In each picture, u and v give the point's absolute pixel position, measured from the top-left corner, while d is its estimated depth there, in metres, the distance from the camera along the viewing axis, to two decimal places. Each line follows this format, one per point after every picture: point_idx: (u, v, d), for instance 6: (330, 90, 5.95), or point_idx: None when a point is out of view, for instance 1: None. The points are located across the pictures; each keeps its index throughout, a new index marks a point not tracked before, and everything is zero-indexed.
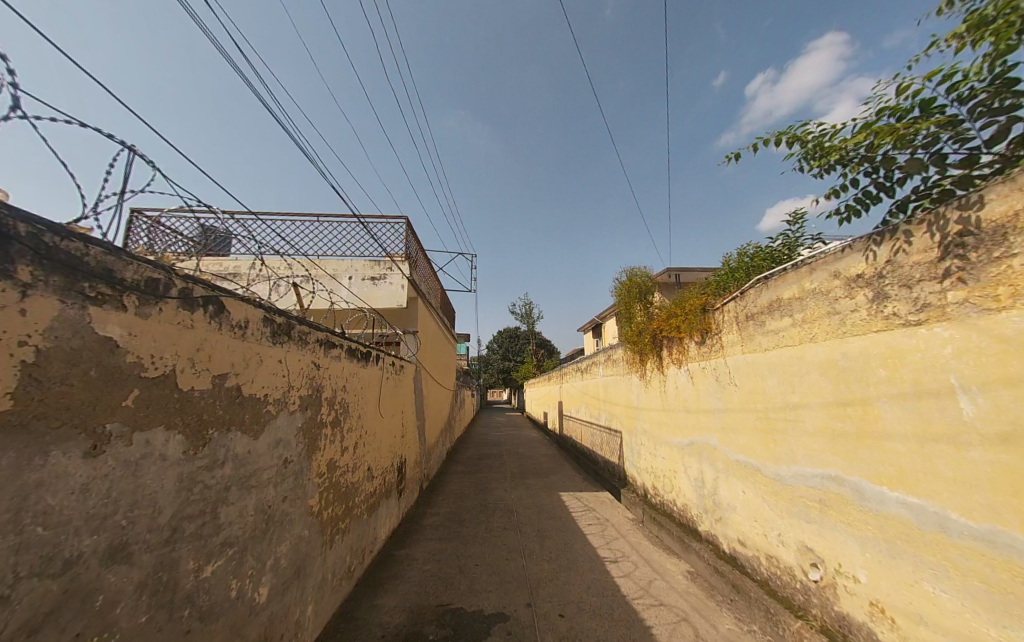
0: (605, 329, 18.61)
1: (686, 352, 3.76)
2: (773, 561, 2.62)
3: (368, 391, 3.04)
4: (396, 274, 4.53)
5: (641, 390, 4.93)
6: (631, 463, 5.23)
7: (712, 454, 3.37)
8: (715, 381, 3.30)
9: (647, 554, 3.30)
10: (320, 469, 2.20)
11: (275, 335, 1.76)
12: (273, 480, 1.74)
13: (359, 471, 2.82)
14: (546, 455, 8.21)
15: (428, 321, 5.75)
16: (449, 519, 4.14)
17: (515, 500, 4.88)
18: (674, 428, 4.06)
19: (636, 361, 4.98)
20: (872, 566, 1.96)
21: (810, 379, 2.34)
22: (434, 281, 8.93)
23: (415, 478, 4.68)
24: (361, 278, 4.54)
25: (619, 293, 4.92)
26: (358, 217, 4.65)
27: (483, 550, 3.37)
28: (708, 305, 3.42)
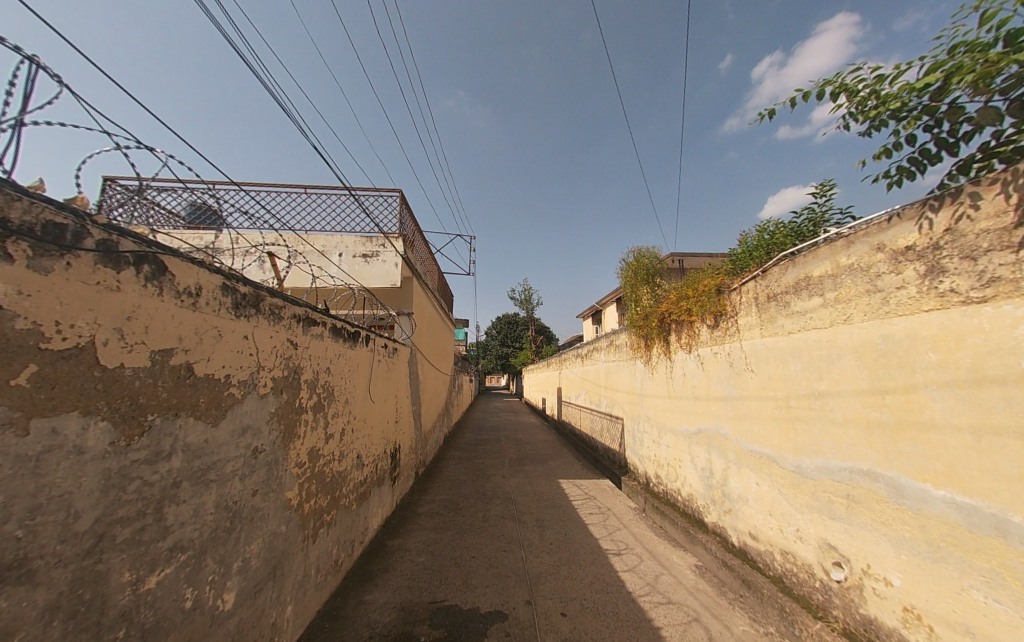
0: (605, 315, 18.37)
1: (697, 336, 3.53)
2: (790, 557, 2.46)
3: (357, 373, 2.82)
4: (389, 251, 4.24)
5: (646, 377, 4.72)
6: (633, 451, 5.07)
7: (722, 443, 3.19)
8: (729, 367, 3.10)
9: (652, 546, 3.16)
10: (300, 458, 1.99)
11: (238, 307, 1.51)
12: (239, 473, 1.52)
13: (347, 459, 2.62)
14: (546, 441, 8.09)
15: (424, 303, 5.50)
16: (445, 507, 3.99)
17: (513, 488, 4.72)
18: (680, 416, 3.88)
19: (641, 345, 4.76)
20: (908, 569, 1.78)
21: (841, 364, 2.12)
22: (431, 263, 8.63)
23: (410, 464, 4.51)
24: (352, 255, 4.24)
25: (625, 274, 4.68)
26: (349, 190, 4.33)
27: (480, 541, 3.21)
28: (723, 285, 3.17)
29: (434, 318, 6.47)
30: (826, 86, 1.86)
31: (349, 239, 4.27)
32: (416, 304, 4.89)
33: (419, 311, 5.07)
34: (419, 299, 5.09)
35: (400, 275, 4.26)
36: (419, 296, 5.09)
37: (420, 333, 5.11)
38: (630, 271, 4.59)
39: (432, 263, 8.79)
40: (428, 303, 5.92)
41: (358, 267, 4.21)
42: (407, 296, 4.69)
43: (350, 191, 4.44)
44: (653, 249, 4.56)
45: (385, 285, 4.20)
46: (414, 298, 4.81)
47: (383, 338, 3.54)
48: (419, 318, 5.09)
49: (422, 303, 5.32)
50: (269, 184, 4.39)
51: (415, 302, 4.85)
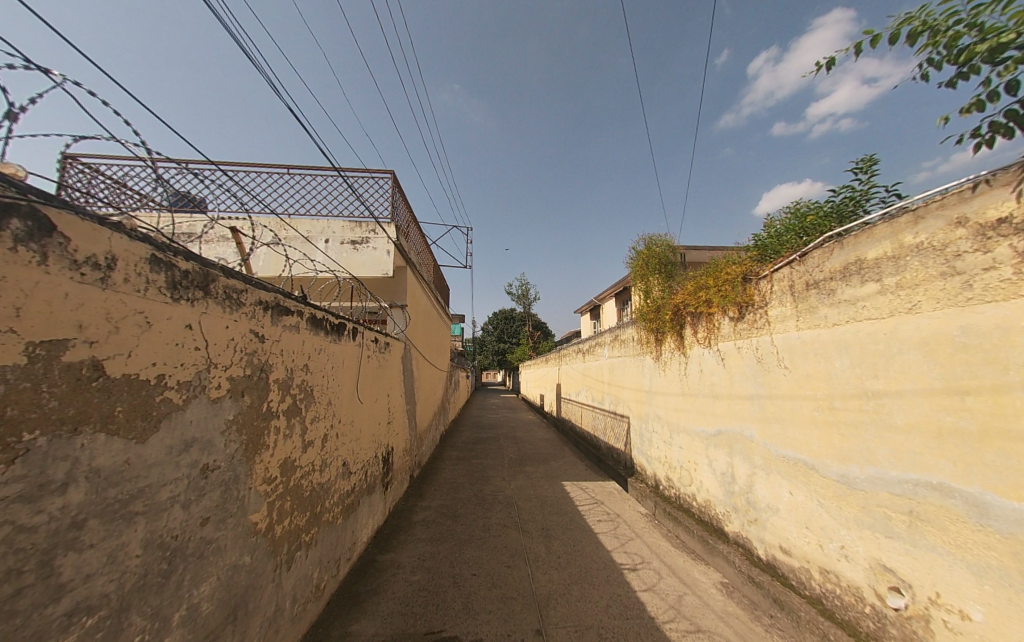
0: (603, 310, 18.13)
1: (718, 330, 3.23)
2: (832, 577, 2.19)
3: (343, 371, 2.49)
4: (380, 237, 3.89)
5: (656, 373, 4.43)
6: (641, 451, 4.80)
7: (747, 447, 2.91)
8: (756, 364, 2.81)
9: (670, 559, 2.88)
10: (270, 473, 1.67)
11: (177, 288, 1.17)
12: (182, 499, 1.20)
13: (331, 469, 2.30)
14: (546, 439, 7.81)
15: (419, 295, 5.16)
16: (442, 514, 3.68)
17: (514, 491, 4.44)
18: (695, 415, 3.60)
19: (650, 340, 4.47)
20: (994, 602, 1.50)
21: (903, 360, 1.83)
22: (426, 255, 8.26)
23: (404, 468, 4.21)
24: (339, 241, 3.88)
25: (634, 263, 4.36)
26: (337, 170, 3.95)
27: (481, 553, 2.93)
28: (750, 273, 2.87)
29: (430, 312, 6.14)
30: (903, 24, 1.55)
31: (337, 224, 3.90)
32: (410, 295, 4.55)
33: (413, 303, 4.73)
34: (413, 291, 4.77)
35: (393, 264, 3.91)
36: (414, 287, 4.75)
37: (414, 327, 4.77)
38: (639, 260, 4.27)
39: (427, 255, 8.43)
40: (423, 295, 5.57)
41: (347, 254, 3.84)
42: (400, 287, 4.34)
43: (338, 172, 4.06)
44: (664, 237, 4.23)
45: (376, 275, 3.84)
46: (409, 290, 4.46)
47: (374, 332, 3.21)
48: (414, 311, 4.77)
49: (417, 295, 4.99)
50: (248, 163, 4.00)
51: (409, 293, 4.51)
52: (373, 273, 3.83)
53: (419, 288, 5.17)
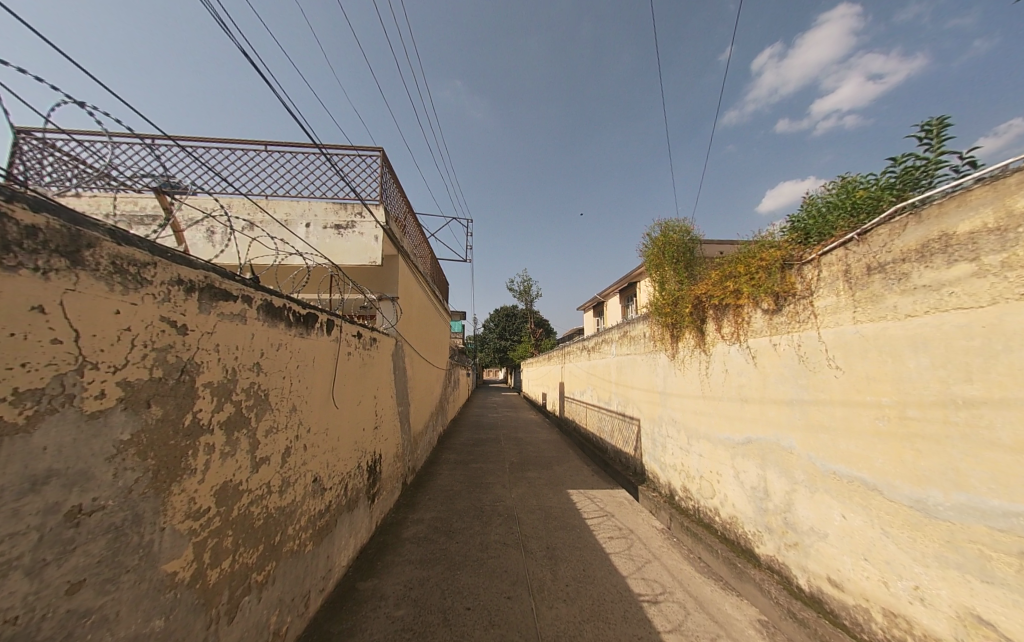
0: (607, 307, 17.74)
1: (748, 325, 2.83)
2: (903, 623, 1.80)
3: (314, 371, 2.11)
4: (367, 221, 3.48)
5: (672, 373, 4.02)
6: (653, 457, 4.42)
7: (784, 459, 2.52)
8: (797, 363, 2.41)
9: (695, 588, 2.50)
10: (200, 504, 1.29)
11: (12, 253, 0.78)
12: (28, 562, 0.81)
13: (297, 488, 1.92)
14: (549, 441, 7.43)
15: (412, 287, 4.75)
16: (435, 528, 3.31)
17: (516, 500, 4.07)
18: (719, 420, 3.21)
19: (665, 336, 4.07)
20: None
21: (1013, 360, 1.43)
22: (422, 247, 7.85)
23: (394, 476, 3.83)
24: (322, 226, 3.47)
25: (648, 251, 3.94)
26: (319, 147, 3.53)
27: (477, 579, 2.56)
28: (790, 258, 2.46)
29: (426, 307, 5.75)
30: None
31: (319, 207, 3.49)
32: (402, 287, 4.16)
33: (406, 296, 4.35)
34: (406, 283, 4.38)
35: (382, 251, 3.51)
36: (407, 278, 4.36)
37: (407, 322, 4.38)
38: (655, 247, 3.84)
39: (424, 247, 8.01)
40: (418, 288, 5.17)
41: (330, 240, 3.45)
42: (391, 277, 3.95)
43: (321, 150, 3.64)
44: (682, 221, 3.81)
45: (363, 263, 3.45)
46: (400, 281, 4.07)
47: (357, 326, 2.83)
48: (406, 304, 4.38)
49: (410, 287, 4.60)
50: (222, 140, 3.59)
51: (401, 285, 4.12)
52: (359, 262, 3.44)
53: (412, 280, 4.77)
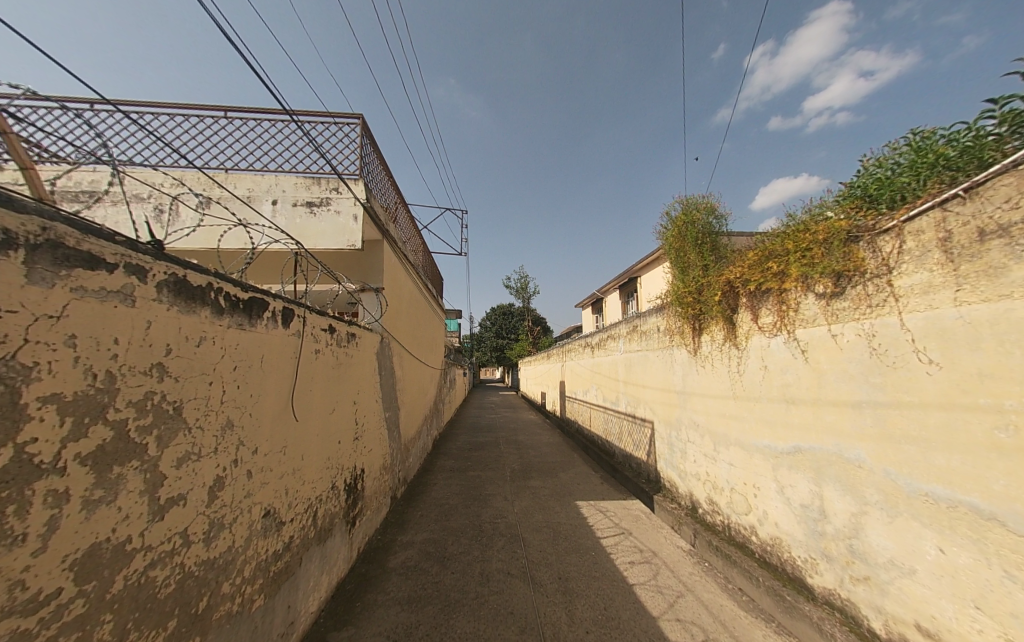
0: (606, 303, 17.33)
1: (796, 313, 2.38)
2: None
3: (265, 373, 1.62)
4: (344, 198, 2.98)
5: (693, 370, 3.57)
6: (670, 463, 3.99)
7: (848, 473, 2.08)
8: (870, 357, 1.96)
9: (743, 632, 2.06)
10: (34, 591, 0.80)
11: None
12: None
13: (236, 529, 1.44)
14: (551, 444, 6.97)
15: (401, 278, 4.26)
16: (426, 554, 2.84)
17: (519, 515, 3.61)
18: (755, 425, 2.77)
19: (685, 329, 3.62)
20: None
21: None
22: (414, 239, 7.35)
23: (381, 491, 3.35)
24: (291, 203, 2.96)
25: (667, 233, 3.48)
26: (288, 112, 3.01)
27: (477, 624, 2.09)
28: (856, 229, 2.01)
29: (417, 301, 5.27)
30: None
31: (288, 182, 2.98)
32: (389, 277, 3.68)
33: (393, 287, 3.86)
34: (395, 273, 3.92)
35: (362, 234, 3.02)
36: (394, 268, 3.88)
37: (395, 316, 3.91)
38: (674, 227, 3.38)
39: (416, 239, 7.52)
40: (408, 279, 4.68)
41: (301, 221, 2.95)
42: (375, 266, 3.46)
43: (290, 117, 3.12)
44: (705, 197, 3.33)
45: (340, 247, 2.96)
46: (387, 270, 3.58)
47: (331, 318, 2.35)
48: (394, 296, 3.89)
49: (399, 279, 4.13)
50: (176, 104, 3.08)
51: (388, 275, 3.63)
52: (335, 247, 2.94)
53: (401, 271, 4.30)
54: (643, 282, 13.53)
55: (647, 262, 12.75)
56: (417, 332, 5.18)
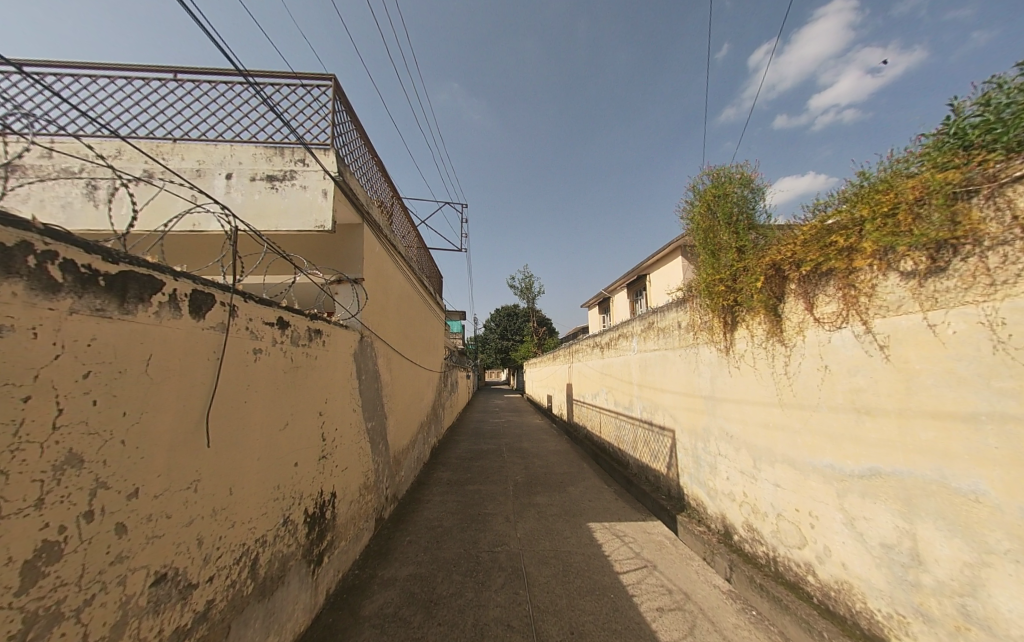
0: (613, 303, 16.78)
1: (871, 298, 1.86)
2: None
3: (154, 382, 1.15)
4: (311, 170, 2.52)
5: (725, 372, 3.05)
6: (696, 479, 3.46)
7: (959, 510, 1.55)
8: (993, 354, 1.44)
9: None
10: None
11: None
12: None
13: (90, 617, 0.96)
14: (558, 452, 6.43)
15: (389, 270, 3.81)
16: (409, 597, 2.35)
17: (522, 542, 3.10)
18: (811, 439, 2.25)
19: (714, 323, 3.11)
20: None
21: None
22: (409, 234, 6.93)
23: (361, 516, 2.88)
24: (247, 177, 2.50)
25: (694, 211, 2.98)
26: (243, 71, 2.56)
27: None
28: (967, 182, 1.50)
29: (410, 297, 4.80)
30: None
31: (245, 153, 2.53)
32: (372, 267, 3.20)
33: (378, 279, 3.39)
34: (380, 264, 3.44)
35: (334, 213, 2.55)
36: (379, 257, 3.41)
37: (380, 313, 3.43)
38: (702, 203, 2.87)
39: (411, 234, 7.08)
40: (399, 273, 4.22)
41: (260, 199, 2.49)
42: (354, 254, 2.99)
43: (249, 79, 2.67)
44: (739, 167, 2.83)
45: (307, 229, 2.49)
46: (369, 259, 3.12)
47: (283, 310, 1.88)
48: (379, 289, 3.42)
49: (386, 271, 3.66)
50: (118, 67, 2.66)
51: (371, 264, 3.16)
52: (301, 229, 2.48)
53: (390, 261, 3.84)
54: (653, 279, 12.95)
55: (657, 258, 12.19)
56: (409, 331, 4.70)
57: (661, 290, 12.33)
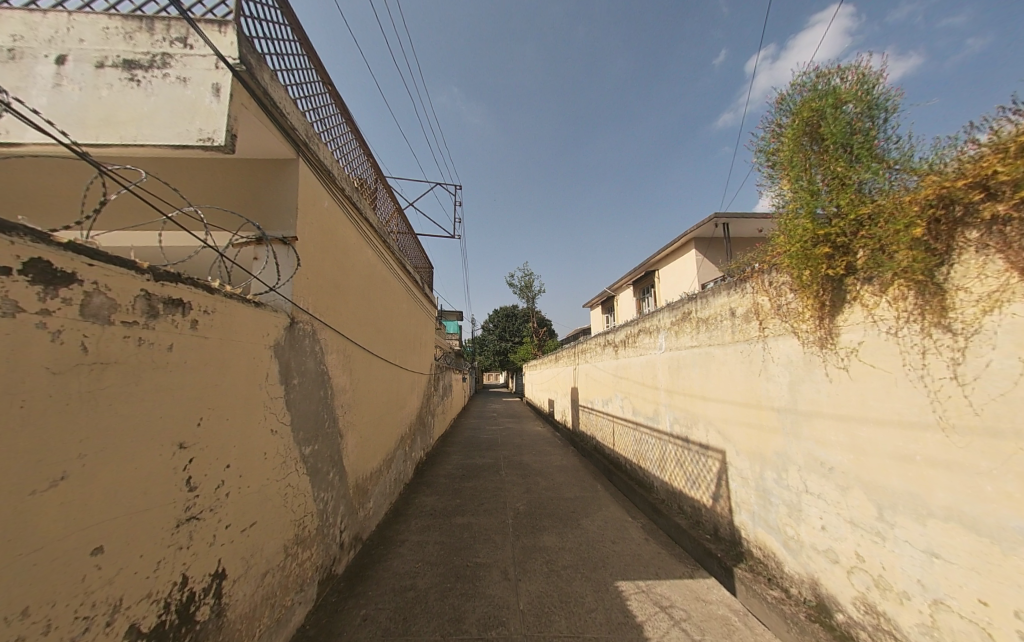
0: (617, 302, 15.92)
1: None
2: None
3: None
4: (196, 55, 1.59)
5: (819, 374, 2.12)
6: (764, 521, 2.53)
7: None
8: None
9: None
10: None
11: None
12: None
13: None
14: (565, 468, 5.49)
15: (348, 240, 2.86)
16: None
17: (526, 619, 2.15)
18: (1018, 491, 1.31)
19: (798, 306, 2.20)
20: None
21: None
22: (391, 215, 6.01)
23: (287, 589, 1.93)
24: (89, 61, 1.57)
25: (781, 139, 2.04)
26: None
27: None
28: None
29: (386, 283, 3.88)
30: None
31: (90, 28, 1.59)
32: (315, 226, 2.25)
33: (328, 246, 2.44)
34: (332, 226, 2.50)
35: (234, 123, 1.63)
36: (330, 216, 2.47)
37: (331, 294, 2.49)
38: (794, 123, 1.91)
39: (395, 218, 6.16)
40: (367, 247, 3.27)
41: (111, 98, 1.56)
42: (284, 202, 2.06)
43: None
44: (853, 65, 1.85)
45: (185, 144, 1.57)
46: (309, 212, 2.17)
47: (59, 251, 0.94)
48: (330, 261, 2.46)
49: (344, 239, 2.73)
50: None
51: (313, 221, 2.22)
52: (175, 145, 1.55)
53: (351, 229, 2.90)
54: (662, 275, 12.03)
55: (667, 253, 11.37)
56: (384, 324, 3.75)
57: (671, 286, 11.41)
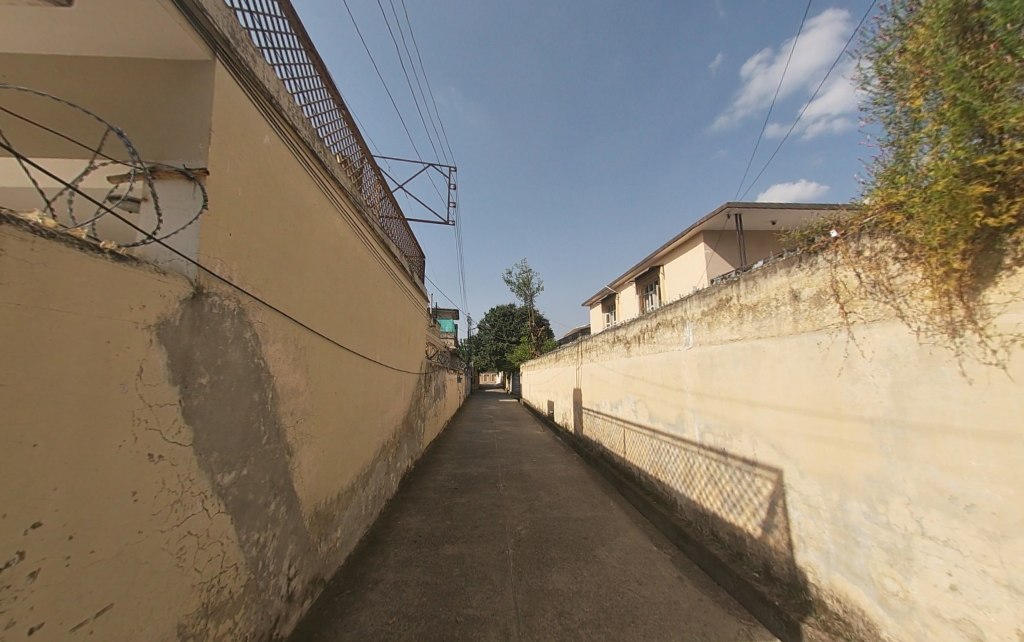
0: (619, 300, 15.33)
1: None
2: None
3: None
4: None
5: (947, 373, 1.52)
6: (846, 567, 1.93)
7: None
8: None
9: None
10: None
11: None
12: None
13: None
14: (570, 480, 4.86)
15: (309, 199, 2.23)
16: None
17: None
18: None
19: (910, 281, 1.63)
20: None
21: None
22: (378, 194, 5.34)
23: None
24: None
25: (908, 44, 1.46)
26: None
27: None
28: None
29: (366, 265, 3.24)
30: None
31: None
32: (245, 165, 1.63)
33: (270, 198, 1.81)
34: (276, 173, 1.87)
35: None
36: (273, 159, 1.84)
37: (277, 265, 1.86)
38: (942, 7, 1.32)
39: (382, 198, 5.51)
40: (337, 215, 2.64)
41: None
42: (192, 123, 1.43)
43: None
44: None
45: None
46: (232, 143, 1.55)
47: None
48: (273, 218, 1.83)
49: (299, 197, 2.10)
50: None
51: (240, 156, 1.59)
52: None
53: (312, 187, 2.27)
54: (667, 271, 11.46)
55: (673, 247, 10.81)
56: (362, 313, 3.12)
57: (677, 283, 10.84)
